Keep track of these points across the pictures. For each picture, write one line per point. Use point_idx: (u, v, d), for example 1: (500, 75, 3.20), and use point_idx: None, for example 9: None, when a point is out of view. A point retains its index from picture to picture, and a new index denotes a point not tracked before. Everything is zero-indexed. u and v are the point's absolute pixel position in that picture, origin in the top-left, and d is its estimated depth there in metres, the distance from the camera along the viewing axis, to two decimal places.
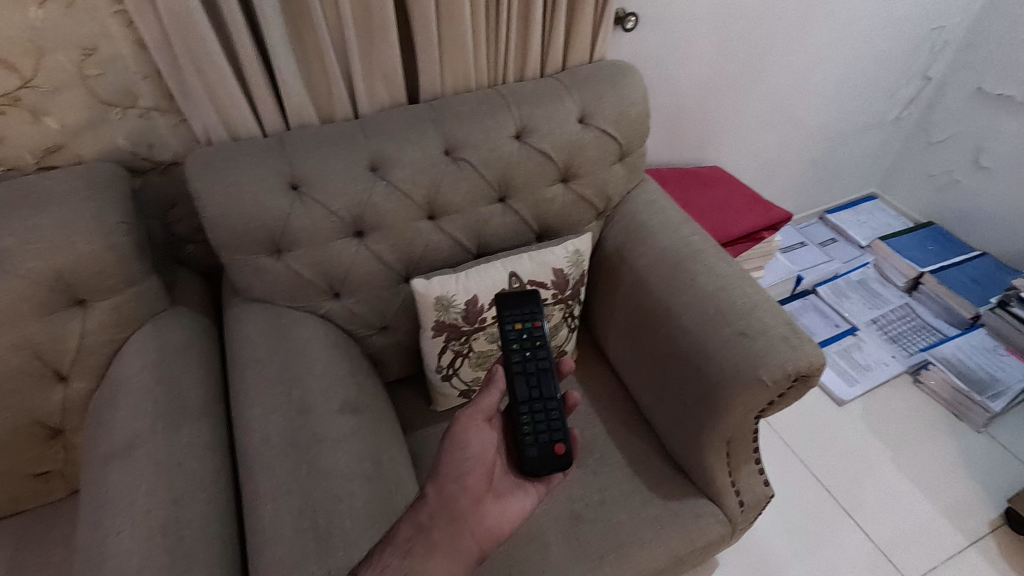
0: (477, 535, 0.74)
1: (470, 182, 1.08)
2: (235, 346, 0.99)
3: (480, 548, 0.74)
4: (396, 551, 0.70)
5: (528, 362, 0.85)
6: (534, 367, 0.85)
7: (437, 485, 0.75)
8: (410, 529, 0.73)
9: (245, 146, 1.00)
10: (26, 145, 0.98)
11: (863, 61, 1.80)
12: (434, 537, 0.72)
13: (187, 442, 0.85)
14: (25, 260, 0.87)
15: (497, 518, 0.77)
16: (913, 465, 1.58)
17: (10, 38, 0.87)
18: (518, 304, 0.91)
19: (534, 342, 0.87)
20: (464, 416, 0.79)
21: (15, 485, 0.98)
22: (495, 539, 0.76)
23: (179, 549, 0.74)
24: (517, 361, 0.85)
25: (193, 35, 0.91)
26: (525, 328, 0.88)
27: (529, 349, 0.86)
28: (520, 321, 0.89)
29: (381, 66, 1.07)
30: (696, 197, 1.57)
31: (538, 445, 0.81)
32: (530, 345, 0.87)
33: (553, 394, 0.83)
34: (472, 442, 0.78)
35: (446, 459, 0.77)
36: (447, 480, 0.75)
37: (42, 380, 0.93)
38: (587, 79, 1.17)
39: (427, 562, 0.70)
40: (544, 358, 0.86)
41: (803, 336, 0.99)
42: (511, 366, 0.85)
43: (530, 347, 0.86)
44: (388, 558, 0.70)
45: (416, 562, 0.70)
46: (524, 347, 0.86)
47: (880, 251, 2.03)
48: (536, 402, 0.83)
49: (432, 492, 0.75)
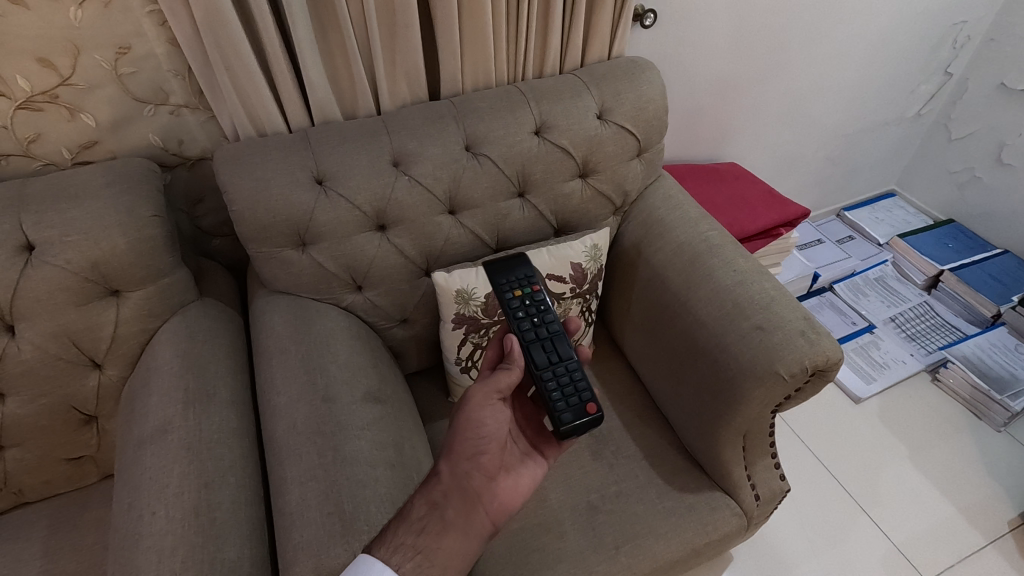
0: (489, 512, 0.77)
1: (490, 177, 1.10)
2: (261, 336, 1.02)
3: (492, 523, 0.77)
4: (410, 529, 0.72)
5: (537, 325, 0.89)
6: (545, 332, 0.88)
7: (450, 463, 0.78)
8: (424, 507, 0.74)
9: (272, 142, 1.03)
10: (63, 141, 1.01)
11: (883, 57, 1.79)
12: (447, 514, 0.74)
13: (216, 428, 0.88)
14: (63, 251, 0.90)
15: (508, 494, 0.80)
16: (931, 463, 1.57)
17: (50, 37, 0.91)
18: (516, 275, 0.95)
19: (538, 307, 0.91)
20: (478, 396, 0.80)
21: (52, 468, 1.02)
22: (506, 513, 0.79)
23: (211, 530, 0.77)
24: (528, 328, 0.88)
25: (224, 34, 0.94)
26: (527, 295, 0.92)
27: (536, 313, 0.90)
28: (519, 288, 0.93)
29: (404, 63, 1.09)
30: (713, 194, 1.57)
31: (571, 410, 0.81)
32: (535, 310, 0.91)
33: (567, 353, 0.87)
34: (487, 420, 0.80)
35: (461, 436, 0.79)
36: (460, 458, 0.78)
37: (78, 368, 0.97)
38: (606, 76, 1.18)
39: (441, 540, 0.72)
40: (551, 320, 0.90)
41: (821, 331, 1.00)
42: (525, 335, 0.87)
43: (535, 311, 0.91)
44: (402, 535, 0.72)
45: (431, 540, 0.72)
46: (530, 311, 0.90)
47: (899, 248, 2.02)
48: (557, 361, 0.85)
49: (445, 470, 0.77)
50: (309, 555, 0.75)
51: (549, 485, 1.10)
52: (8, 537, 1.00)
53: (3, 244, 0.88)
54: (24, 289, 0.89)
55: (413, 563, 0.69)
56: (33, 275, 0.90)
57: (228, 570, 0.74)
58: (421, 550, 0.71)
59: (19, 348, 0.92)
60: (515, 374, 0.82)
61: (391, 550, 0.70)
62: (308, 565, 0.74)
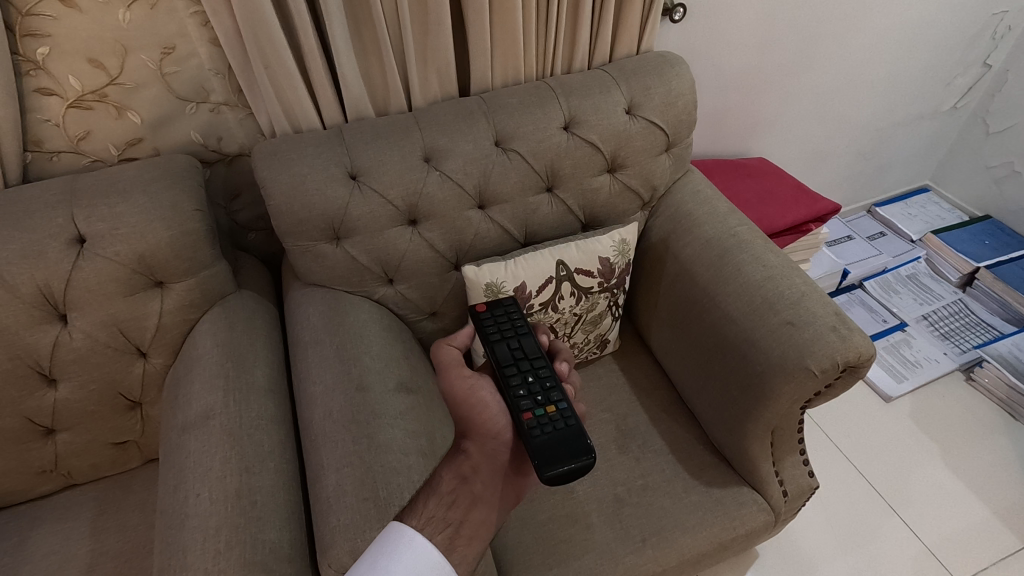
0: (514, 489, 0.79)
1: (520, 172, 1.11)
2: (297, 328, 1.05)
3: (517, 497, 0.79)
4: (441, 502, 0.74)
5: (531, 377, 0.84)
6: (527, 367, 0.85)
7: (475, 440, 0.81)
8: (454, 481, 0.77)
9: (307, 138, 1.05)
10: (110, 139, 1.05)
11: (918, 49, 1.75)
12: (477, 488, 0.76)
13: (256, 415, 0.91)
14: (112, 243, 0.94)
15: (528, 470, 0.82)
16: (965, 464, 1.54)
17: (100, 38, 0.95)
18: (562, 436, 0.77)
19: (540, 396, 0.81)
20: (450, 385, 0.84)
21: (99, 452, 1.07)
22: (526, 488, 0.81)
23: (252, 512, 0.80)
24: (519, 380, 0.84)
25: (263, 32, 0.97)
26: (552, 402, 0.81)
27: (540, 392, 0.82)
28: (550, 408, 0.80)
29: (435, 59, 1.11)
30: (742, 189, 1.55)
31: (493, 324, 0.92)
32: (543, 390, 0.82)
33: (503, 366, 0.86)
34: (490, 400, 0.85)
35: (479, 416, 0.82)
36: (481, 433, 0.81)
37: (125, 356, 1.01)
38: (635, 71, 1.18)
39: (472, 511, 0.74)
40: (512, 392, 0.82)
41: (853, 327, 0.99)
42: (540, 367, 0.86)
43: (543, 391, 0.82)
44: (433, 508, 0.73)
45: (460, 512, 0.73)
46: (534, 397, 0.81)
47: (933, 245, 1.98)
48: (508, 345, 0.88)
49: (473, 447, 0.80)
50: (347, 537, 0.77)
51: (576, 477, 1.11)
52: (57, 517, 1.05)
53: (57, 237, 0.93)
54: (77, 280, 0.94)
55: (444, 535, 0.70)
56: (84, 266, 0.94)
57: (269, 551, 0.77)
58: (451, 522, 0.72)
59: (71, 336, 0.96)
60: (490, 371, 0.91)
61: (423, 521, 0.71)
62: (345, 547, 0.76)
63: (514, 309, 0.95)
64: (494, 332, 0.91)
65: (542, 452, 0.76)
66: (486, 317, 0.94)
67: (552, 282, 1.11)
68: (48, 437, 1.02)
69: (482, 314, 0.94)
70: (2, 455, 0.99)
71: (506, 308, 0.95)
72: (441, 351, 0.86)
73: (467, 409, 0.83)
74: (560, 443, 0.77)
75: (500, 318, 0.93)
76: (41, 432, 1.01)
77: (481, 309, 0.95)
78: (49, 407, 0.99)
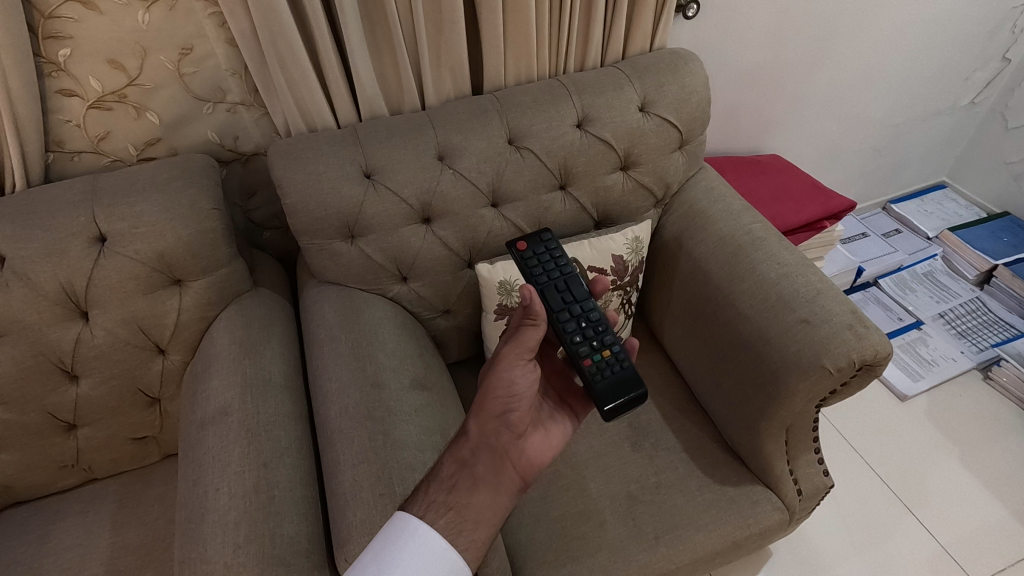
0: (520, 471, 0.77)
1: (533, 170, 1.11)
2: (313, 325, 1.06)
3: (523, 478, 0.77)
4: (441, 487, 0.74)
5: (585, 323, 0.90)
6: (579, 312, 0.91)
7: (478, 421, 0.78)
8: (453, 465, 0.76)
9: (323, 137, 1.06)
10: (130, 139, 1.07)
11: (935, 42, 1.73)
12: (476, 471, 0.75)
13: (273, 412, 0.93)
14: (132, 242, 0.96)
15: (538, 450, 0.80)
16: (982, 464, 1.53)
17: (120, 40, 0.97)
18: (620, 379, 0.86)
19: (596, 340, 0.88)
20: (508, 353, 0.78)
21: (119, 447, 1.08)
22: (536, 468, 0.78)
23: (270, 506, 0.81)
24: (574, 328, 0.89)
25: (279, 33, 0.98)
26: (607, 346, 0.88)
27: (594, 338, 0.89)
28: (608, 349, 0.88)
29: (449, 58, 1.12)
30: (756, 186, 1.54)
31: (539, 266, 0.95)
32: (596, 335, 0.89)
33: (556, 313, 0.90)
34: (518, 378, 0.79)
35: (489, 394, 0.78)
36: (490, 411, 0.78)
37: (144, 352, 1.03)
38: (649, 68, 1.18)
39: (473, 495, 0.73)
40: (570, 340, 0.88)
41: (870, 325, 0.98)
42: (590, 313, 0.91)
43: (597, 335, 0.89)
44: (433, 494, 0.73)
45: (461, 496, 0.73)
46: (590, 343, 0.88)
47: (950, 242, 1.95)
48: (558, 292, 0.92)
49: (474, 428, 0.78)
50: (363, 533, 0.78)
51: (588, 474, 1.12)
52: (79, 511, 1.07)
53: (79, 236, 0.94)
54: (98, 277, 0.95)
55: (446, 519, 0.70)
56: (105, 264, 0.95)
57: (287, 545, 0.78)
58: (452, 506, 0.72)
59: (93, 333, 0.98)
60: (541, 330, 0.79)
61: (424, 508, 0.72)
62: (362, 542, 0.77)
63: (555, 248, 0.97)
64: (539, 271, 0.94)
65: (604, 394, 0.84)
66: (529, 255, 0.96)
67: None
68: (70, 432, 1.04)
69: (523, 251, 0.96)
70: (25, 448, 1.02)
71: (547, 244, 0.98)
72: (523, 328, 0.78)
73: (493, 385, 0.78)
74: (620, 385, 0.85)
75: (543, 260, 0.96)
76: (63, 426, 1.03)
77: (522, 247, 0.97)
78: (71, 402, 1.01)
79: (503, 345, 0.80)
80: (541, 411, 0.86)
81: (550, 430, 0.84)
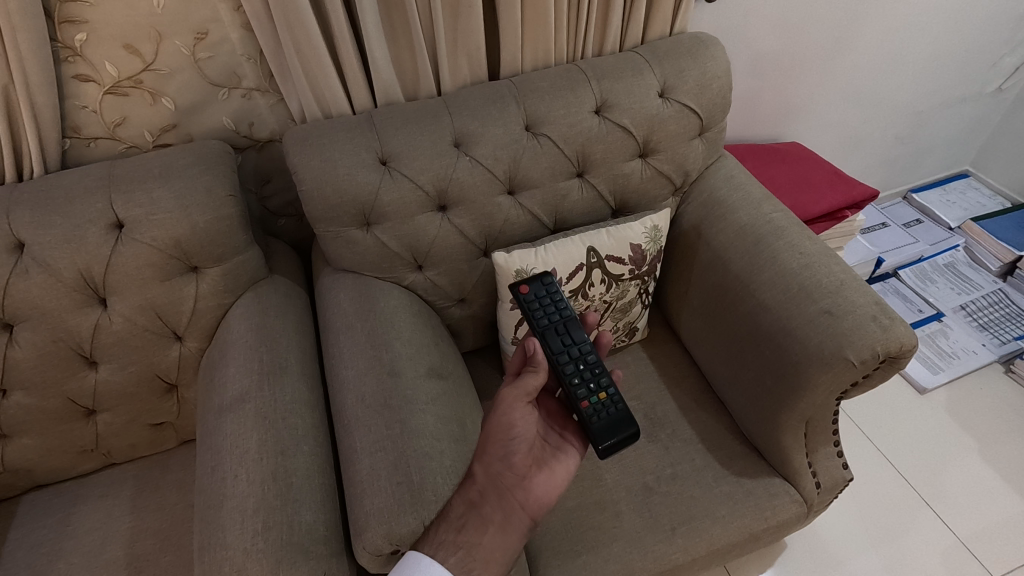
0: (529, 510, 0.81)
1: (550, 157, 1.09)
2: (329, 313, 1.06)
3: (532, 517, 0.81)
4: (450, 526, 0.77)
5: (583, 364, 0.89)
6: (577, 354, 0.90)
7: (483, 463, 0.82)
8: (462, 506, 0.79)
9: (338, 124, 1.05)
10: (145, 125, 1.06)
11: (962, 27, 1.68)
12: (485, 512, 0.78)
13: (290, 399, 0.92)
14: (149, 228, 0.96)
15: (543, 488, 0.83)
16: (1002, 458, 1.50)
17: (136, 24, 0.96)
18: (613, 420, 0.87)
19: (593, 381, 0.88)
20: (508, 396, 0.82)
21: (137, 432, 1.09)
22: (543, 507, 0.82)
23: (289, 494, 0.81)
24: (573, 370, 0.88)
25: (295, 17, 0.97)
26: (603, 387, 0.88)
27: (592, 379, 0.88)
28: (604, 391, 0.88)
29: (466, 42, 1.10)
30: (775, 175, 1.52)
31: (540, 308, 0.93)
32: (593, 376, 0.89)
33: (555, 355, 0.89)
34: (517, 423, 0.82)
35: (490, 438, 0.82)
36: (493, 453, 0.81)
37: (162, 339, 1.03)
38: (669, 52, 1.15)
39: (483, 535, 0.77)
40: (568, 381, 0.87)
41: (895, 316, 0.96)
42: (586, 354, 0.90)
43: (594, 377, 0.88)
44: (443, 533, 0.77)
45: (471, 536, 0.76)
46: (588, 385, 0.87)
47: (973, 233, 1.90)
48: (557, 335, 0.91)
49: (479, 471, 0.81)
50: (380, 522, 0.78)
51: (604, 465, 1.11)
52: (100, 495, 1.09)
53: (97, 222, 0.94)
54: (116, 264, 0.95)
55: (456, 557, 0.75)
56: (123, 251, 0.95)
57: (305, 533, 0.78)
58: (462, 546, 0.75)
59: (111, 319, 0.98)
60: (541, 376, 0.83)
61: (434, 547, 0.75)
62: (380, 531, 0.77)
63: (555, 288, 0.95)
64: (541, 315, 0.92)
65: (601, 434, 0.86)
66: (530, 297, 0.93)
67: (582, 269, 1.08)
68: (89, 417, 1.05)
69: (524, 294, 0.93)
70: (46, 433, 1.03)
71: (547, 286, 0.94)
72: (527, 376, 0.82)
73: (497, 430, 0.81)
74: (614, 427, 0.86)
75: (543, 301, 0.93)
76: (83, 412, 1.04)
77: (523, 289, 0.94)
78: (90, 389, 1.02)
79: (504, 386, 0.83)
80: (547, 447, 0.88)
81: (556, 467, 0.86)
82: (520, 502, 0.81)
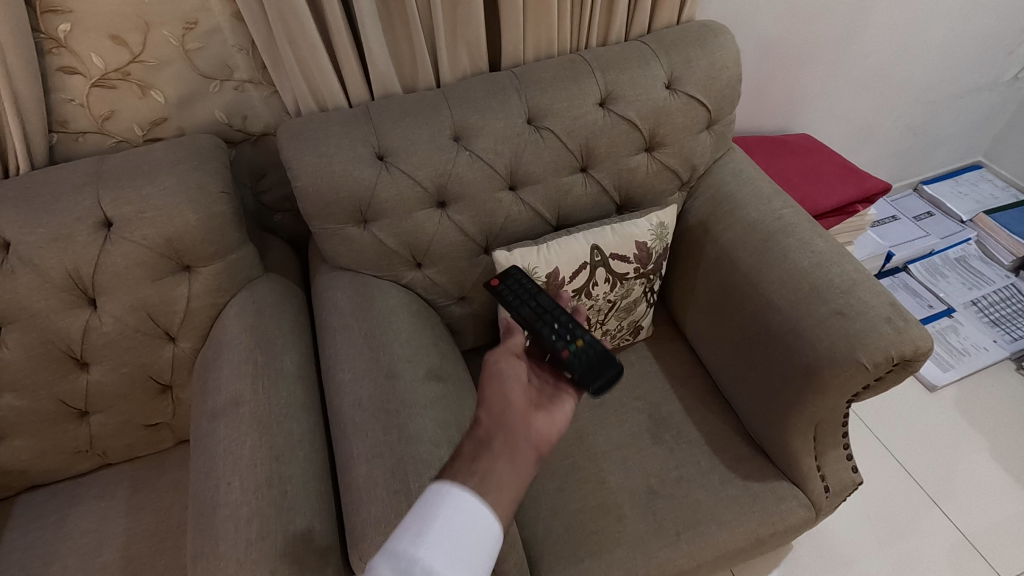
0: (534, 444, 0.72)
1: (553, 151, 1.06)
2: (325, 313, 1.03)
3: (539, 449, 0.72)
4: (462, 467, 0.68)
5: (556, 321, 0.86)
6: (548, 318, 0.86)
7: (483, 409, 0.75)
8: (470, 446, 0.70)
9: (334, 117, 1.02)
10: (135, 118, 1.03)
11: (979, 14, 1.63)
12: (493, 449, 0.69)
13: (285, 403, 0.90)
14: (139, 227, 0.93)
15: (546, 424, 0.75)
16: (1013, 457, 1.47)
17: (122, 14, 0.92)
18: (593, 359, 0.82)
19: (568, 332, 0.84)
20: (494, 353, 0.83)
21: (131, 433, 1.07)
22: (549, 441, 0.74)
23: (283, 502, 0.79)
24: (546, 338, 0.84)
25: (287, 7, 0.93)
26: (579, 336, 0.84)
27: (567, 330, 0.84)
28: (581, 339, 0.84)
29: (466, 32, 1.06)
30: (784, 168, 1.48)
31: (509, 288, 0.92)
32: (569, 328, 0.85)
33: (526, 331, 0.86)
34: (506, 373, 0.80)
35: (485, 398, 0.76)
36: (492, 402, 0.76)
37: (155, 340, 1.00)
38: (677, 42, 1.11)
39: (495, 464, 0.67)
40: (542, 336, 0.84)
41: (910, 318, 0.92)
42: (558, 315, 0.86)
43: (569, 328, 0.85)
44: (455, 468, 0.67)
45: (484, 466, 0.66)
46: (563, 336, 0.84)
47: (985, 226, 1.88)
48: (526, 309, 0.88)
49: (481, 417, 0.74)
50: (377, 532, 0.75)
51: (608, 467, 1.09)
52: (95, 496, 1.07)
53: (85, 221, 0.91)
54: (105, 263, 0.93)
55: (473, 482, 0.64)
56: (112, 251, 0.92)
57: (300, 542, 0.76)
58: (476, 472, 0.66)
59: (102, 320, 0.96)
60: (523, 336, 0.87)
61: (450, 478, 0.65)
62: (377, 541, 0.75)
63: (524, 276, 0.94)
64: (511, 299, 0.90)
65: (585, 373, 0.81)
66: (500, 287, 0.93)
67: (586, 267, 1.05)
68: (82, 418, 1.03)
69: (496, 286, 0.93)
70: (39, 435, 1.01)
71: (517, 275, 0.94)
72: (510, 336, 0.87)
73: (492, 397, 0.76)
74: (595, 366, 0.81)
75: (514, 288, 0.92)
76: (75, 413, 1.02)
77: (495, 283, 0.94)
78: (82, 390, 0.99)
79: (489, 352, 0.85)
80: (543, 395, 0.81)
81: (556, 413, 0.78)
82: (526, 433, 0.73)
